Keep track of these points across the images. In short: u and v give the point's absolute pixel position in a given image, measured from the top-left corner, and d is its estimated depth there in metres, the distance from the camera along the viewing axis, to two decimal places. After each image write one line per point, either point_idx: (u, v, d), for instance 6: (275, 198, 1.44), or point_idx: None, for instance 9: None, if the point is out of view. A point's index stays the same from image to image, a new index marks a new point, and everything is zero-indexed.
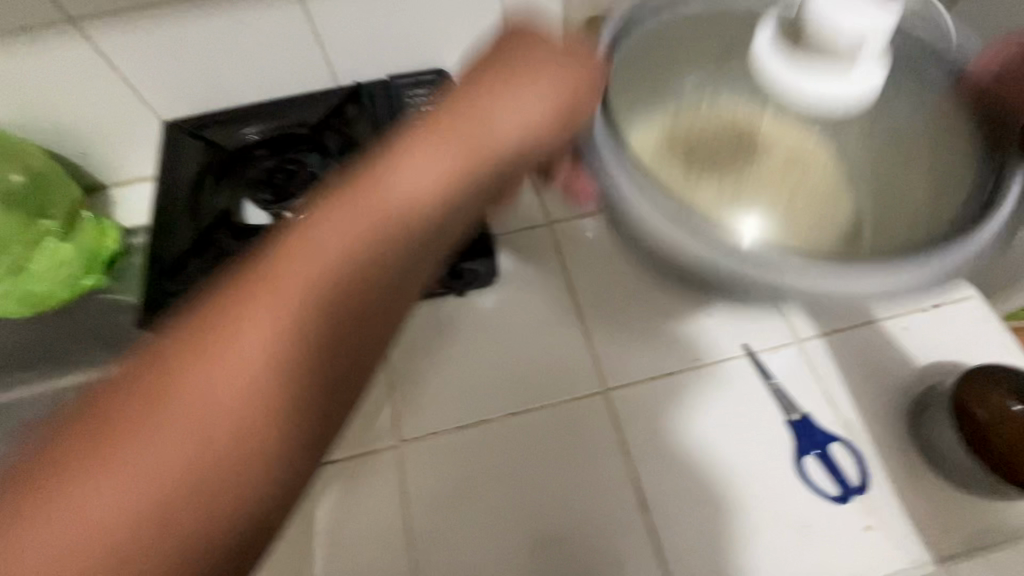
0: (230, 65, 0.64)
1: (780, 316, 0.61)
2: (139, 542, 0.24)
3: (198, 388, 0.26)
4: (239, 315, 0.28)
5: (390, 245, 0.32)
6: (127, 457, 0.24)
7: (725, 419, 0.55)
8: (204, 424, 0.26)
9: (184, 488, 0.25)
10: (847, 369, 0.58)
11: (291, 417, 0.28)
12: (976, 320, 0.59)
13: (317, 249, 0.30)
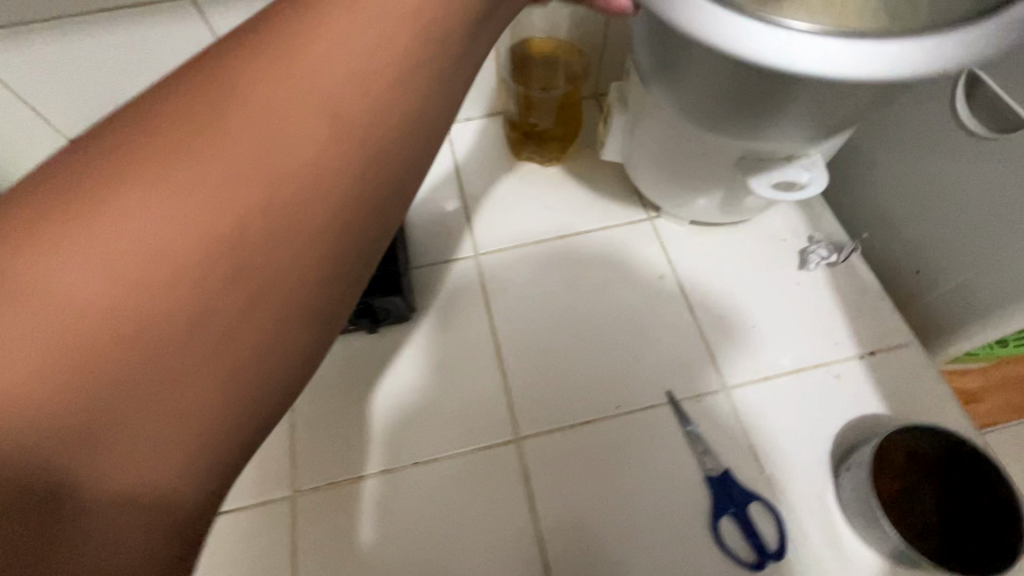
0: (136, 83, 0.60)
1: (707, 363, 0.58)
2: (39, 411, 0.16)
3: (125, 205, 0.18)
4: (184, 120, 0.19)
5: (373, 74, 0.21)
6: (25, 295, 0.17)
7: (764, 373, 0.57)
8: (131, 256, 0.18)
9: (101, 338, 0.17)
10: (771, 421, 0.55)
11: (266, 259, 0.20)
12: (914, 371, 0.57)
13: (291, 42, 0.21)
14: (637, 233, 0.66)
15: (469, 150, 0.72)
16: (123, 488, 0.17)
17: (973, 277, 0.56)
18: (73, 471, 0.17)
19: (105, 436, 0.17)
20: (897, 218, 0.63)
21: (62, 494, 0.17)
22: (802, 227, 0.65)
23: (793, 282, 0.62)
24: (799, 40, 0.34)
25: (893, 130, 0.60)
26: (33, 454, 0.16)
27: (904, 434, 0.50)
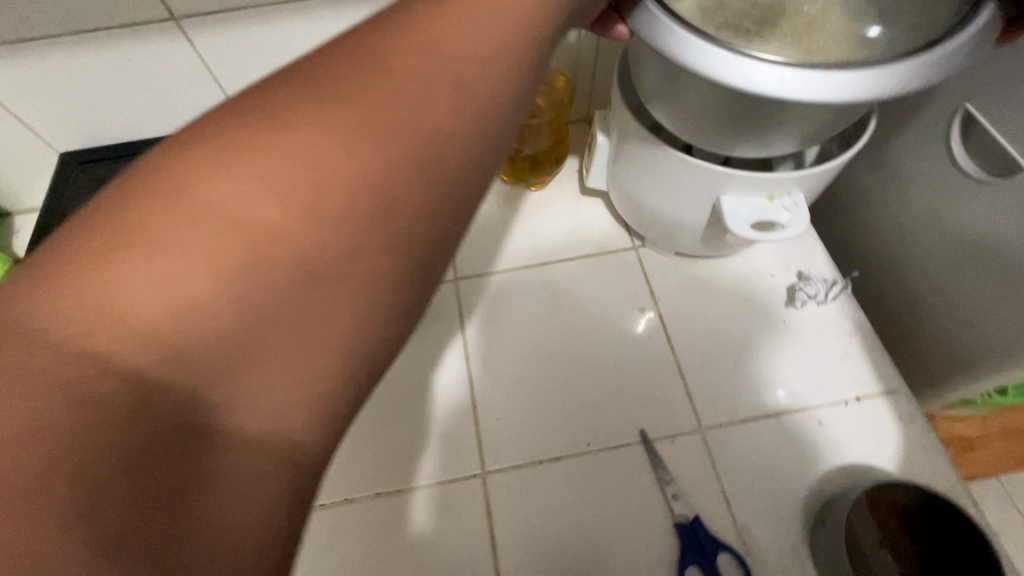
0: (122, 100, 0.61)
1: (685, 403, 0.56)
2: (202, 322, 0.18)
3: (273, 156, 0.21)
4: (332, 90, 0.22)
5: (475, 60, 0.24)
6: (186, 233, 0.19)
7: (801, 367, 0.57)
8: (285, 194, 0.20)
9: (253, 263, 0.19)
10: (748, 467, 0.52)
11: (398, 206, 0.21)
12: (900, 420, 0.54)
13: (417, 35, 0.24)
14: (621, 262, 0.64)
15: None
16: (259, 411, 0.19)
17: (970, 321, 0.54)
18: (224, 385, 0.18)
19: (253, 354, 0.19)
20: (901, 250, 0.61)
21: (215, 403, 0.18)
22: (792, 262, 0.63)
23: (778, 320, 0.60)
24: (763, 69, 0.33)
25: (892, 163, 0.58)
26: (199, 360, 0.18)
27: (869, 496, 0.48)
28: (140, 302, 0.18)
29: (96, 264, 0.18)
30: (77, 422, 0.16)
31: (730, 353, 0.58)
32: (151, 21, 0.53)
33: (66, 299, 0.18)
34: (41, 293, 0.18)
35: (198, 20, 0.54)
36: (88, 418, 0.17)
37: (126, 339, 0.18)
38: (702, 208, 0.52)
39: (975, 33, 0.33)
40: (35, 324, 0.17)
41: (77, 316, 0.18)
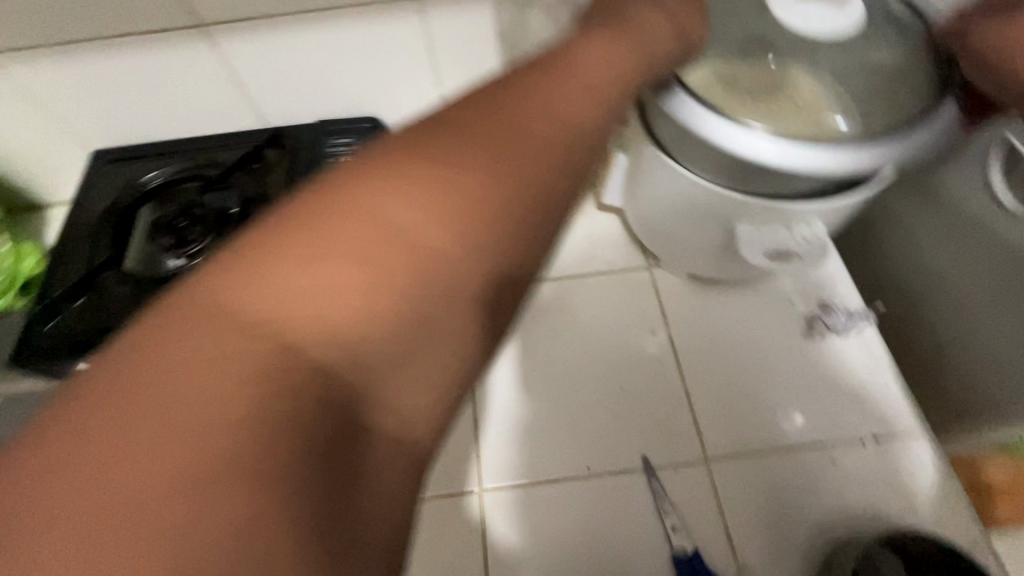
0: (152, 103, 0.63)
1: (691, 431, 0.54)
2: (370, 318, 0.21)
3: (446, 178, 0.24)
4: (481, 127, 0.27)
5: (583, 119, 0.29)
6: (375, 240, 0.22)
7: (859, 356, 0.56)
8: (446, 215, 0.24)
9: (414, 271, 0.23)
10: (753, 504, 0.50)
11: (522, 237, 0.25)
12: (919, 463, 0.51)
13: (549, 92, 0.29)
14: (633, 281, 0.63)
15: None
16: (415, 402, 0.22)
17: (1004, 366, 0.51)
18: (381, 378, 0.22)
19: (405, 353, 0.22)
20: (938, 284, 0.58)
21: (379, 392, 0.21)
22: (814, 290, 0.60)
23: (795, 350, 0.57)
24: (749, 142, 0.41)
25: (935, 193, 0.56)
26: (364, 355, 0.21)
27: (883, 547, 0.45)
28: (322, 298, 0.21)
29: (284, 263, 0.22)
30: (275, 395, 0.19)
31: (742, 382, 0.56)
32: (180, 27, 0.54)
33: (260, 292, 0.21)
34: (239, 285, 0.21)
35: (225, 28, 0.55)
36: (281, 393, 0.20)
37: (314, 331, 0.21)
38: (718, 233, 0.50)
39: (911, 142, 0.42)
40: (238, 313, 0.20)
41: (287, 307, 0.21)
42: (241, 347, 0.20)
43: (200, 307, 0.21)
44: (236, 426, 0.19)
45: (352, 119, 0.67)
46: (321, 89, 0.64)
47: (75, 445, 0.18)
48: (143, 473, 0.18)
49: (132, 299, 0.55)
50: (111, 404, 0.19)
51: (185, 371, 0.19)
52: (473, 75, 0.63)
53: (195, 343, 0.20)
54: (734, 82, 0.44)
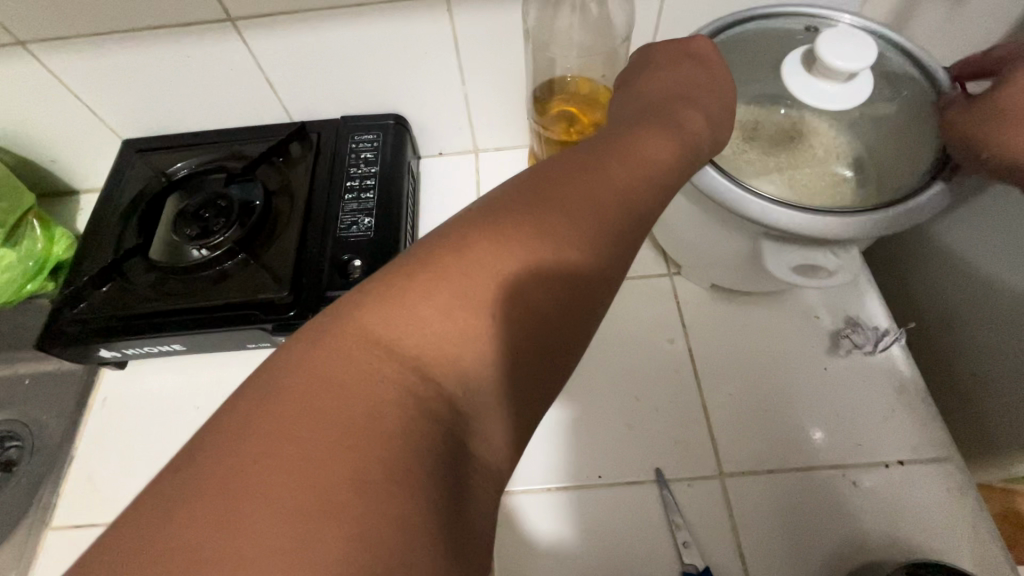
0: (183, 94, 0.63)
1: (707, 445, 0.53)
2: (473, 358, 0.25)
3: (522, 235, 0.27)
4: (565, 187, 0.28)
5: (649, 169, 0.31)
6: (460, 294, 0.25)
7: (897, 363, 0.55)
8: (540, 267, 0.26)
9: (509, 322, 0.26)
10: (767, 522, 0.49)
11: (600, 279, 0.28)
12: (947, 491, 0.49)
13: (616, 149, 0.31)
14: (653, 289, 0.62)
15: (496, 180, 0.71)
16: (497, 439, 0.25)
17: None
18: (481, 411, 0.25)
19: (500, 390, 0.25)
20: (979, 304, 0.55)
21: (470, 426, 0.24)
22: (840, 306, 0.58)
23: (819, 366, 0.56)
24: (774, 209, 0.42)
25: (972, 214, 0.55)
26: (469, 388, 0.24)
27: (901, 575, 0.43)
28: (438, 338, 0.24)
29: (403, 306, 0.25)
30: (407, 416, 0.22)
31: (761, 399, 0.54)
32: (211, 20, 0.55)
33: (385, 329, 0.24)
34: (367, 322, 0.24)
35: (254, 22, 0.56)
36: (409, 415, 0.23)
37: (415, 374, 0.24)
38: (743, 244, 0.49)
39: (927, 197, 0.44)
40: (357, 350, 0.23)
41: (385, 358, 0.23)
42: (347, 391, 0.22)
43: (312, 357, 0.23)
44: (377, 440, 0.21)
45: (376, 115, 0.67)
46: (347, 86, 0.64)
47: (218, 463, 0.21)
48: (293, 484, 0.20)
49: (156, 286, 0.56)
50: (270, 411, 0.22)
51: (330, 392, 0.22)
52: (497, 74, 0.63)
53: (336, 368, 0.23)
54: (753, 141, 0.48)
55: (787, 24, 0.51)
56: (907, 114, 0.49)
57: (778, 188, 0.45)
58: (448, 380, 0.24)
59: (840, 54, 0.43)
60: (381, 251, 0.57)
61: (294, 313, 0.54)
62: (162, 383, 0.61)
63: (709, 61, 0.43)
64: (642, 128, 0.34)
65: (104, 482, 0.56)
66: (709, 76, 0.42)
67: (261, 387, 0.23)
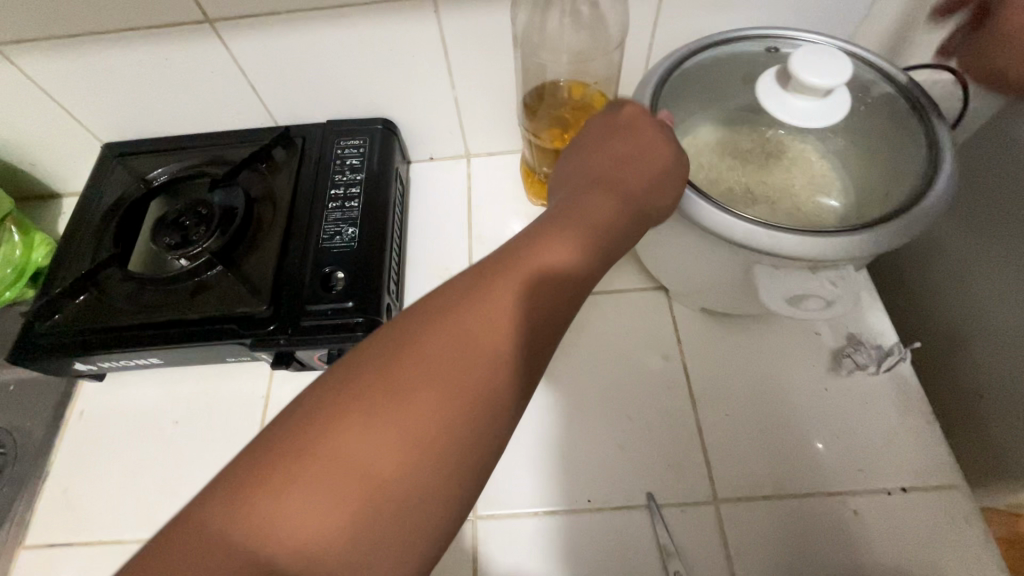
0: (161, 96, 0.61)
1: (701, 467, 0.51)
2: (381, 489, 0.25)
3: (391, 388, 0.27)
4: (491, 300, 0.31)
5: (529, 299, 0.32)
6: (320, 459, 0.25)
7: (902, 385, 0.53)
8: (403, 425, 0.26)
9: (371, 482, 0.25)
10: (763, 550, 0.47)
11: (473, 425, 0.28)
12: (954, 520, 0.47)
13: (496, 279, 0.32)
14: (648, 302, 0.60)
15: (487, 186, 0.68)
16: None
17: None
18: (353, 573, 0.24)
19: (358, 558, 0.24)
20: (990, 321, 0.53)
21: None
22: (842, 323, 0.56)
23: (819, 385, 0.53)
24: (760, 232, 0.41)
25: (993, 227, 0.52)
26: (319, 560, 0.24)
27: None
28: (291, 509, 0.24)
29: (261, 483, 0.24)
30: None
31: (759, 420, 0.52)
32: (189, 21, 0.53)
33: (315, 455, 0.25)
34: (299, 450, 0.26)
35: (232, 23, 0.53)
36: None
37: (263, 551, 0.23)
38: (734, 268, 0.47)
39: (933, 201, 0.41)
40: (202, 534, 0.23)
41: (231, 540, 0.23)
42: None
43: (159, 544, 0.23)
44: None
45: (363, 119, 0.64)
46: (332, 90, 0.61)
47: None
48: None
49: (133, 297, 0.54)
50: None
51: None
52: (488, 78, 0.60)
53: (201, 554, 0.23)
54: (730, 165, 0.49)
55: (746, 47, 0.50)
56: (902, 132, 0.47)
57: (763, 210, 0.46)
58: (294, 559, 0.24)
59: (816, 70, 0.41)
60: (364, 263, 0.55)
61: (273, 327, 0.52)
62: (141, 395, 0.59)
63: (642, 128, 0.41)
64: (562, 222, 0.36)
65: (79, 499, 0.54)
66: (644, 154, 0.40)
67: (195, 528, 0.23)
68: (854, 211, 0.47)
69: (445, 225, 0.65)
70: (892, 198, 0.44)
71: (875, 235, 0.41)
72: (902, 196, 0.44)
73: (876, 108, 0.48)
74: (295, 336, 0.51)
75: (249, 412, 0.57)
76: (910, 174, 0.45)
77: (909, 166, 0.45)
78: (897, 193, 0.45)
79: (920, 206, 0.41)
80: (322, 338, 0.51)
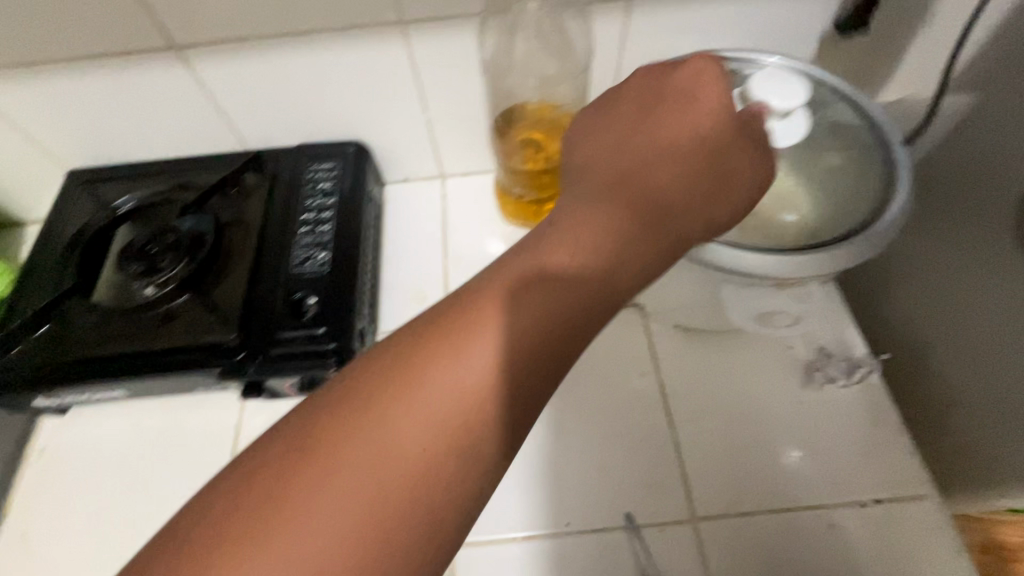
0: (127, 123, 0.60)
1: (680, 486, 0.50)
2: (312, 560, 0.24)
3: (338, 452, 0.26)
4: (494, 303, 0.29)
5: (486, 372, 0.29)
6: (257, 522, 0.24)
7: (872, 396, 0.54)
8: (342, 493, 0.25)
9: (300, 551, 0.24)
10: (743, 569, 0.46)
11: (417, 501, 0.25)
12: (928, 531, 0.48)
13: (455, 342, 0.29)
14: (624, 322, 0.60)
15: (463, 208, 0.68)
16: None
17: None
18: None
19: None
20: None
21: None
22: (814, 336, 0.57)
23: (793, 399, 0.54)
24: (727, 252, 0.42)
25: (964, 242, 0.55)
26: None
27: None
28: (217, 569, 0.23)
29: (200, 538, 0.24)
30: None
31: (735, 435, 0.52)
32: (154, 49, 0.53)
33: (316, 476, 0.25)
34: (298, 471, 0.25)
35: (198, 50, 0.53)
36: None
37: None
38: (702, 286, 0.47)
39: (890, 218, 0.43)
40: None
41: None
42: None
43: None
44: None
45: (335, 143, 0.64)
46: (302, 114, 0.61)
47: None
48: None
49: (97, 326, 0.53)
50: None
51: None
52: (459, 102, 0.61)
53: None
54: None
55: None
56: (858, 151, 0.49)
57: (731, 228, 0.47)
58: None
59: (776, 93, 0.42)
60: (336, 288, 0.54)
61: (243, 356, 0.51)
62: (106, 430, 0.57)
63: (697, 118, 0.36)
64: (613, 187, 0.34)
65: (38, 541, 0.52)
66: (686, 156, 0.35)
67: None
68: (818, 228, 0.48)
69: (420, 247, 0.65)
70: (852, 213, 0.46)
71: (837, 251, 0.42)
72: (860, 212, 0.45)
73: (834, 130, 0.50)
74: (266, 364, 0.50)
75: (219, 444, 0.55)
76: (870, 190, 0.46)
77: (869, 183, 0.47)
78: (857, 209, 0.46)
79: (878, 223, 0.43)
80: (293, 365, 0.50)
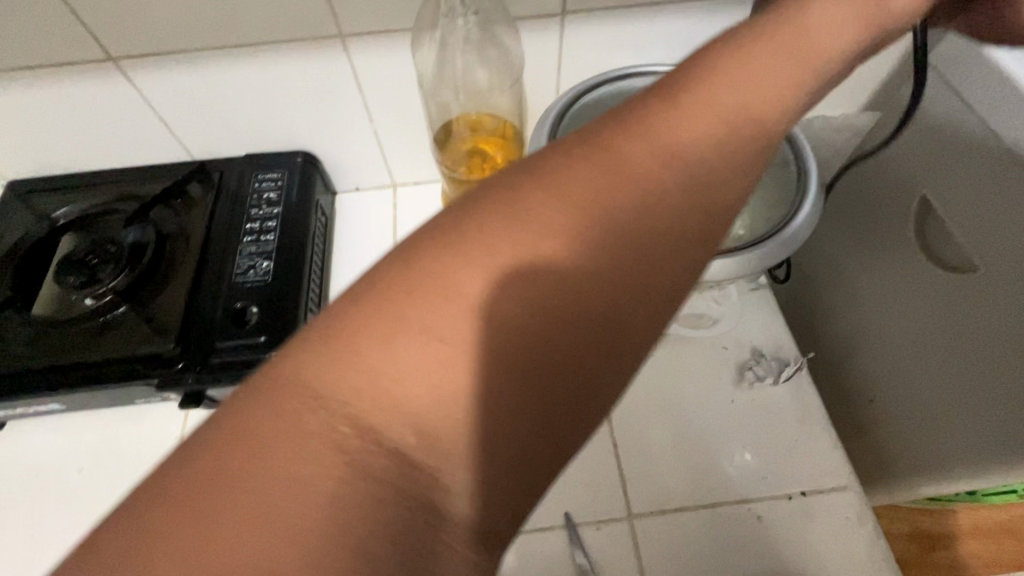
0: (68, 133, 0.60)
1: (617, 485, 0.52)
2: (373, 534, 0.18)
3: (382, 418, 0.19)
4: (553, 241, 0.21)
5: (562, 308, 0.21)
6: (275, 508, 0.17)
7: (800, 394, 0.56)
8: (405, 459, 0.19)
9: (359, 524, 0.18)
10: (674, 563, 0.48)
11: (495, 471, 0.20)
12: (849, 520, 0.50)
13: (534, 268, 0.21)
14: None
15: (412, 215, 0.69)
16: None
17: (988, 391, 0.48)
18: None
19: None
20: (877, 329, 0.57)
21: None
22: (746, 337, 0.59)
23: (726, 397, 0.56)
24: None
25: (884, 246, 0.58)
26: None
27: None
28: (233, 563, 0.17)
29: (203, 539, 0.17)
30: None
31: (669, 433, 0.54)
32: (91, 60, 0.53)
33: (267, 476, 0.18)
34: (241, 476, 0.18)
35: (137, 61, 0.54)
36: None
37: None
38: None
39: (799, 223, 0.45)
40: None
41: None
42: None
43: None
44: None
45: (282, 153, 0.64)
46: (248, 125, 0.62)
47: None
48: None
49: (32, 339, 0.52)
50: None
51: None
52: (404, 113, 0.62)
53: None
54: None
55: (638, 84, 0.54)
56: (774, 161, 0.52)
57: None
58: None
59: None
60: (278, 297, 0.55)
61: (182, 365, 0.51)
62: (43, 443, 0.56)
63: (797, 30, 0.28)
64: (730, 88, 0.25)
65: None
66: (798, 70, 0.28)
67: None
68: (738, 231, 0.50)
69: (368, 255, 0.66)
70: (769, 218, 0.48)
71: (750, 254, 0.44)
72: (775, 217, 0.48)
73: None
74: (205, 373, 0.51)
75: (162, 454, 0.55)
76: (785, 197, 0.49)
77: (783, 190, 0.50)
78: (773, 215, 0.49)
79: (789, 227, 0.45)
80: (233, 375, 0.51)
